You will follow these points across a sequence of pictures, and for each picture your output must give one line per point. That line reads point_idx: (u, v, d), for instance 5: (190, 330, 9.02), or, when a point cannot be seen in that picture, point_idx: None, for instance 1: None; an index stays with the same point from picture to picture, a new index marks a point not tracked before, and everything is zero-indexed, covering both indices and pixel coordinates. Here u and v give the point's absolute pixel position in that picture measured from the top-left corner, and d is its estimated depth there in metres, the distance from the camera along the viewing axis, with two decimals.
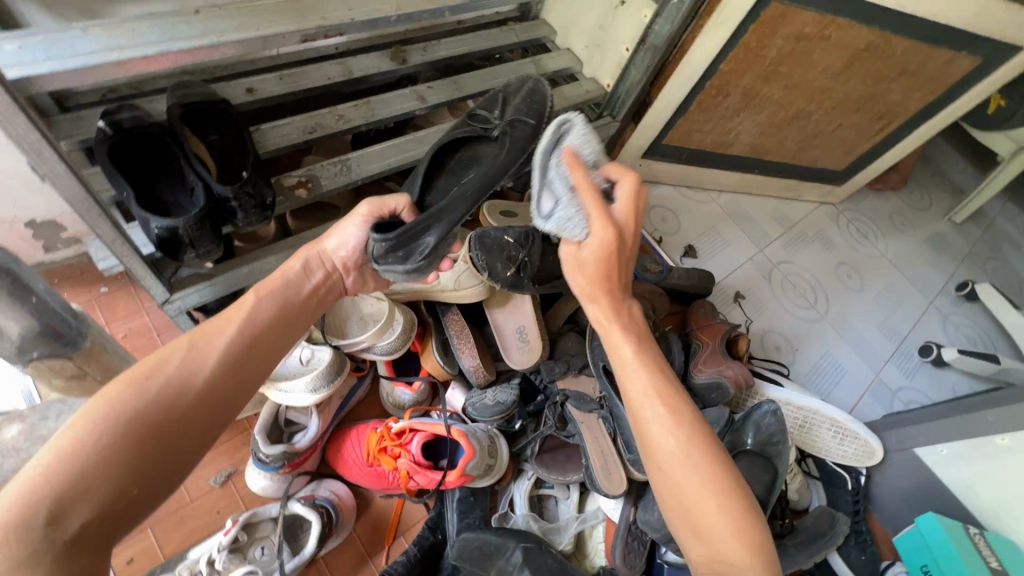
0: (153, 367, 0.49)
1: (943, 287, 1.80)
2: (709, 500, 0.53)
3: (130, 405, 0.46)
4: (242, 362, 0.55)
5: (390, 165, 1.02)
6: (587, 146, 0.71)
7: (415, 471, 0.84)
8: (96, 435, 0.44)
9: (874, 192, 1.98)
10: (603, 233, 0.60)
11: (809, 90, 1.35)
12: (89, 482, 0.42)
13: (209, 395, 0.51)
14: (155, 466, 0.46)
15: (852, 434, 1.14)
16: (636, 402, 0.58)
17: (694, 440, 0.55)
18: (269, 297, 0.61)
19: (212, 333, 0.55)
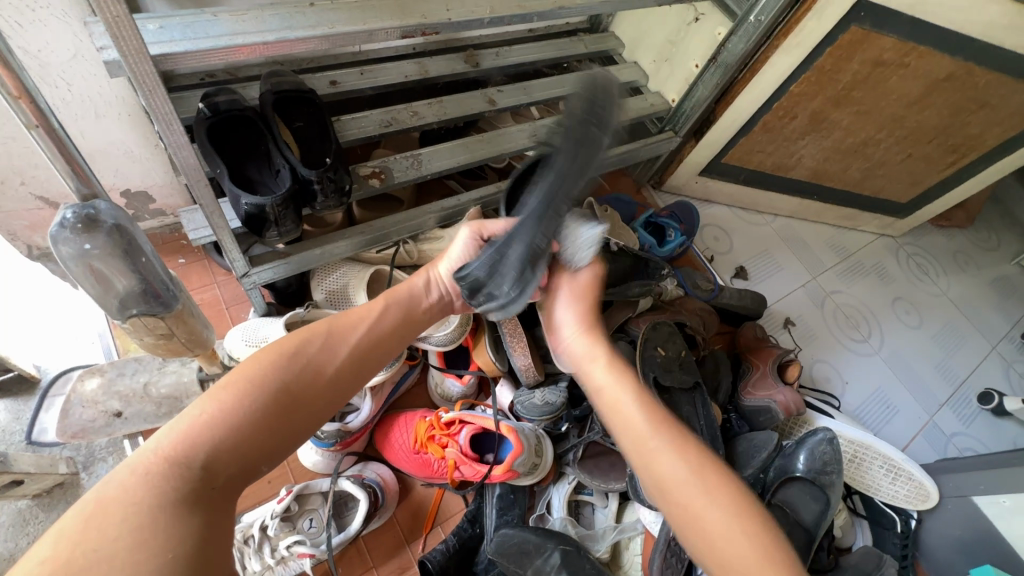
0: (297, 347, 0.57)
1: (1007, 333, 1.71)
2: (731, 523, 0.55)
3: (275, 378, 0.53)
4: (364, 360, 0.62)
5: (457, 163, 1.05)
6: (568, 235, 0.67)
7: (461, 461, 0.85)
8: (247, 399, 0.51)
9: (937, 228, 1.90)
10: (574, 314, 0.72)
11: (880, 117, 1.32)
12: (241, 439, 0.49)
13: (333, 382, 0.58)
14: (285, 435, 0.53)
15: (905, 474, 1.10)
16: (637, 437, 0.61)
17: (704, 469, 0.59)
18: (393, 305, 0.68)
19: (344, 325, 0.62)
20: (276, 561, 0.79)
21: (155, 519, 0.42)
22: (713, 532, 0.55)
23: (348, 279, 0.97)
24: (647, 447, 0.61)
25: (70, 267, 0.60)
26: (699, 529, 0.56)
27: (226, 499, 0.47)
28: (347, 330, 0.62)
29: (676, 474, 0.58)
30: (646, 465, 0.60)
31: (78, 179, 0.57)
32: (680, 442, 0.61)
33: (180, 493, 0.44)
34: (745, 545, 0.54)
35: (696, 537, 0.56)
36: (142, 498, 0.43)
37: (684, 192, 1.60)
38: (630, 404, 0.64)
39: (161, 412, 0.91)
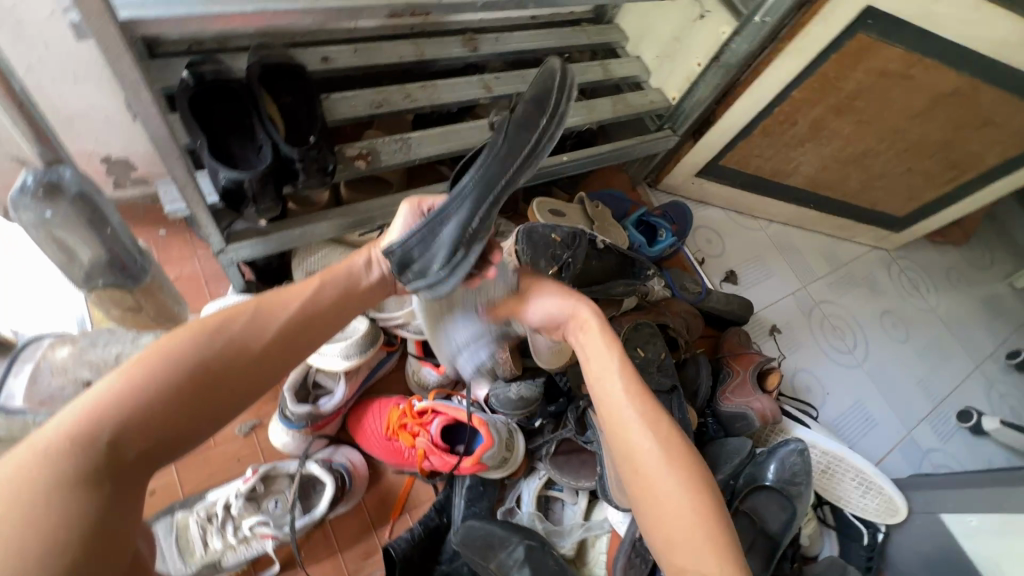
0: (222, 323, 0.56)
1: (992, 352, 1.72)
2: (682, 500, 0.61)
3: (190, 355, 0.54)
4: (289, 339, 0.61)
5: (447, 149, 1.03)
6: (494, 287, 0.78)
7: (431, 451, 0.85)
8: (160, 375, 0.51)
9: (932, 244, 1.89)
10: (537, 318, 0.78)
11: (882, 129, 1.30)
12: (149, 419, 0.50)
13: (256, 360, 0.58)
14: (200, 412, 0.53)
15: (876, 488, 1.10)
16: (614, 403, 0.67)
17: (670, 449, 0.63)
18: (330, 284, 0.66)
19: (277, 304, 0.61)
20: (238, 540, 0.79)
21: (53, 497, 0.43)
22: (665, 508, 0.61)
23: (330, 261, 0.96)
24: (623, 419, 0.66)
25: (33, 234, 0.59)
26: (653, 503, 0.62)
27: (135, 475, 0.49)
28: (278, 310, 0.61)
29: (642, 452, 0.64)
30: (621, 432, 0.66)
31: (40, 144, 0.55)
32: (651, 418, 0.66)
33: (81, 468, 0.45)
34: (693, 529, 0.59)
35: (653, 514, 0.62)
36: (39, 476, 0.43)
37: (679, 192, 1.59)
38: (605, 382, 0.69)
39: None
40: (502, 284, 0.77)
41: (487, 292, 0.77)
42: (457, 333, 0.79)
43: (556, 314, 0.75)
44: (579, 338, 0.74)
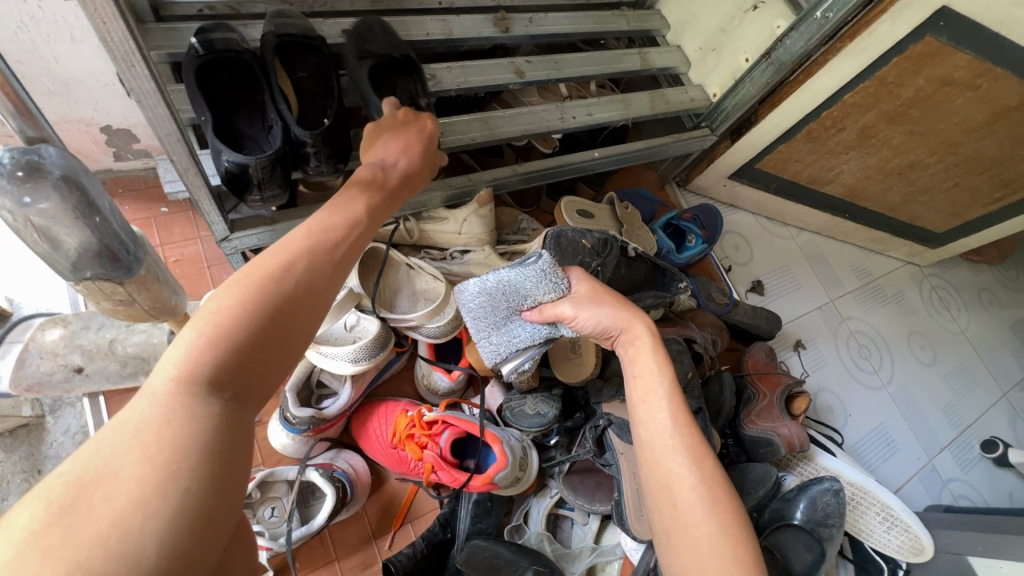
0: (292, 247, 0.49)
1: (1020, 379, 1.65)
2: (720, 552, 0.53)
3: (266, 277, 0.46)
4: (350, 248, 0.54)
5: (471, 140, 0.95)
6: (538, 286, 0.73)
7: (439, 466, 0.79)
8: (244, 303, 0.44)
9: (966, 262, 1.81)
10: (580, 327, 0.73)
11: (934, 142, 1.20)
12: (245, 350, 0.43)
13: (330, 273, 0.51)
14: (294, 332, 0.47)
15: (902, 525, 1.03)
16: (655, 431, 0.61)
17: (714, 491, 0.56)
18: (361, 194, 0.60)
19: (328, 219, 0.54)
20: None
21: (176, 437, 0.37)
22: (699, 553, 0.54)
23: None
24: (663, 451, 0.60)
25: (11, 222, 0.54)
26: (686, 544, 0.55)
27: (244, 404, 0.42)
28: (334, 225, 0.54)
29: (683, 486, 0.57)
30: (656, 466, 0.59)
31: (21, 119, 0.51)
32: (697, 451, 0.59)
33: (192, 409, 0.39)
34: None
35: (684, 557, 0.54)
36: (155, 426, 0.37)
37: (709, 193, 1.51)
38: (651, 409, 0.63)
39: (126, 372, 0.86)
40: (552, 291, 0.73)
41: (533, 297, 0.74)
42: (505, 336, 0.76)
43: (605, 328, 0.71)
44: (628, 353, 0.69)
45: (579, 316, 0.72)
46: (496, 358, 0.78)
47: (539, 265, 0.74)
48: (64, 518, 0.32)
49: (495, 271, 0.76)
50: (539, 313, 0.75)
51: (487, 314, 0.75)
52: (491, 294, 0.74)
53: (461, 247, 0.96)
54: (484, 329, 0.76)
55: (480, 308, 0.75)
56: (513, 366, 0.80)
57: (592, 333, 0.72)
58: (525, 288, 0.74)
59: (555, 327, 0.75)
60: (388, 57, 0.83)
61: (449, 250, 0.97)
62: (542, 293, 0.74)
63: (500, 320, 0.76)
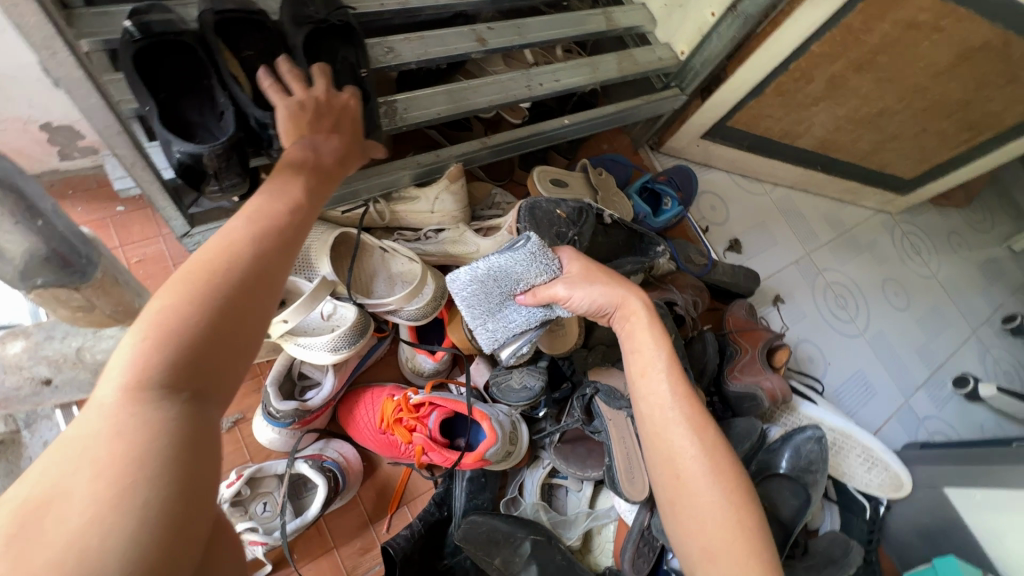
0: (232, 237, 0.47)
1: (988, 316, 1.70)
2: (724, 513, 0.56)
3: (206, 271, 0.44)
4: (295, 231, 0.52)
5: (436, 115, 0.92)
6: (529, 270, 0.73)
7: (429, 448, 0.79)
8: (186, 301, 0.42)
9: (935, 206, 1.84)
10: (575, 307, 0.72)
11: (902, 88, 1.20)
12: (198, 347, 0.41)
13: (276, 258, 0.49)
14: (247, 324, 0.45)
15: (880, 463, 1.10)
16: (654, 402, 0.62)
17: (717, 457, 0.58)
18: (299, 171, 0.57)
19: (269, 203, 0.52)
20: None
21: (129, 448, 0.35)
22: (703, 520, 0.56)
23: (311, 240, 0.85)
24: (664, 421, 0.61)
25: None
26: (689, 513, 0.57)
27: (205, 403, 0.41)
28: (277, 209, 0.52)
29: (685, 457, 0.59)
30: (657, 437, 0.61)
31: None
32: (697, 419, 0.60)
33: (145, 416, 0.37)
34: (738, 542, 0.54)
35: (688, 521, 0.57)
36: (106, 439, 0.35)
37: (683, 155, 1.49)
38: (650, 382, 0.64)
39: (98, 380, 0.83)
40: (544, 274, 0.73)
41: (525, 280, 0.73)
42: (501, 322, 0.75)
43: (598, 306, 0.71)
44: (626, 326, 0.70)
45: (573, 296, 0.71)
46: (494, 344, 0.77)
47: (529, 248, 0.73)
48: (18, 545, 0.31)
49: (486, 257, 0.74)
50: (532, 297, 0.74)
51: (480, 302, 0.74)
52: (482, 282, 0.73)
53: (436, 226, 0.94)
54: (479, 317, 0.75)
55: (473, 296, 0.73)
56: (510, 350, 0.79)
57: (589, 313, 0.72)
58: (517, 272, 0.73)
59: (551, 308, 0.75)
60: (326, 22, 0.79)
61: (422, 230, 0.95)
62: (535, 276, 0.73)
63: (494, 306, 0.75)
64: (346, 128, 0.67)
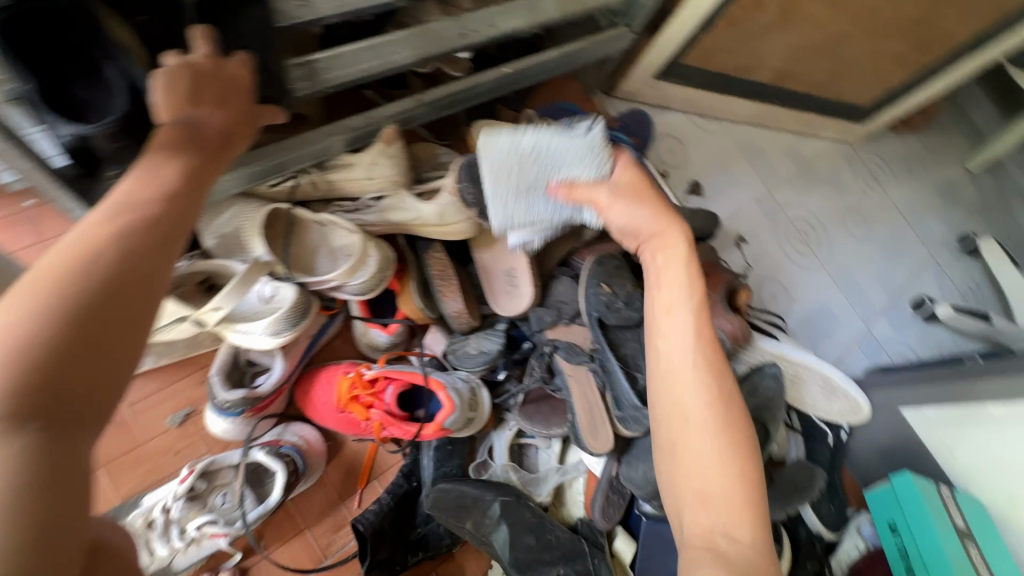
0: (86, 240, 0.43)
1: (945, 239, 1.72)
2: (716, 454, 0.57)
3: (55, 281, 0.40)
4: (169, 225, 0.48)
5: (365, 72, 0.83)
6: (580, 164, 0.74)
7: (388, 423, 0.78)
8: (32, 316, 0.38)
9: (893, 132, 1.83)
10: (612, 219, 0.72)
11: (853, 9, 1.16)
12: (49, 365, 0.37)
13: (143, 256, 0.45)
14: (113, 332, 0.41)
15: (841, 392, 1.12)
16: (673, 341, 0.62)
17: (725, 403, 0.58)
18: (177, 155, 0.54)
19: (138, 199, 0.48)
20: (187, 543, 0.73)
21: None
22: (701, 466, 0.56)
23: (241, 221, 0.81)
24: (678, 362, 0.61)
25: None
26: (688, 457, 0.57)
27: (64, 427, 0.38)
28: (146, 203, 0.48)
29: (695, 401, 0.59)
30: (669, 374, 0.61)
31: None
32: (716, 367, 0.60)
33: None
34: (729, 483, 0.55)
35: (684, 460, 0.57)
36: None
37: (638, 98, 1.43)
38: (671, 325, 0.63)
39: None
40: (593, 170, 0.74)
41: (572, 170, 0.74)
42: (529, 197, 0.76)
43: (634, 231, 0.70)
44: (657, 262, 0.67)
45: (612, 202, 0.71)
46: (505, 226, 0.77)
47: (588, 142, 0.75)
48: None
49: (544, 128, 0.75)
50: (562, 191, 0.75)
51: (512, 177, 0.75)
52: (522, 155, 0.74)
53: (375, 193, 0.88)
54: (511, 185, 0.75)
55: (518, 158, 0.74)
56: (519, 237, 0.79)
57: (623, 230, 0.72)
58: (568, 157, 0.74)
59: (582, 208, 0.76)
60: None
61: (361, 199, 0.89)
62: (582, 173, 0.74)
63: (533, 179, 0.75)
64: (235, 100, 0.62)
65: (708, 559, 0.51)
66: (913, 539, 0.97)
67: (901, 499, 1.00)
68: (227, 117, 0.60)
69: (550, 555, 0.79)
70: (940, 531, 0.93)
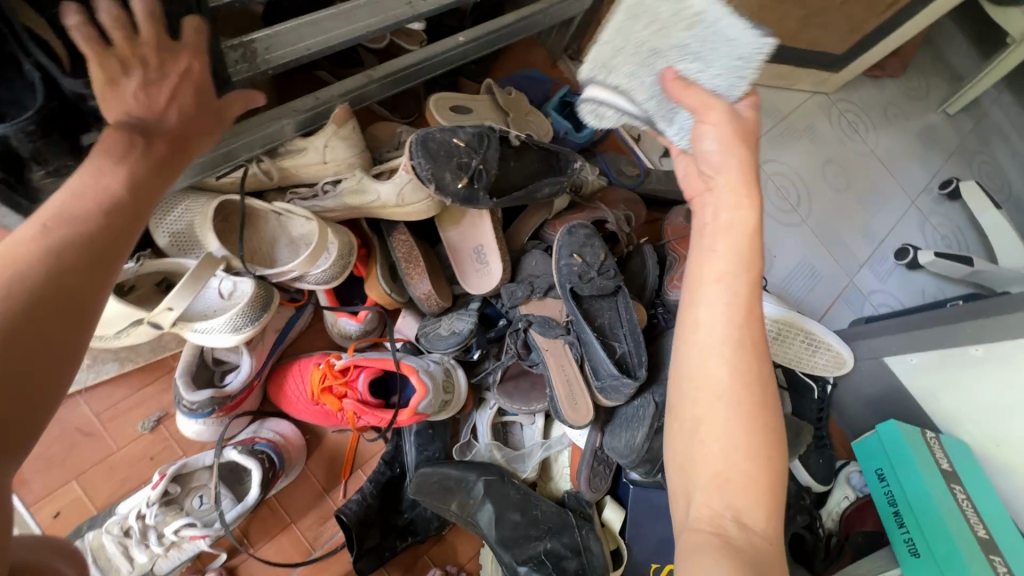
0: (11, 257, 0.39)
1: (926, 184, 1.70)
2: (734, 443, 0.48)
3: None
4: (110, 241, 0.44)
5: (307, 51, 0.79)
6: (719, 70, 0.58)
7: (361, 412, 0.76)
8: None
9: (870, 79, 1.79)
10: (718, 127, 0.55)
11: None
12: None
13: (77, 276, 0.41)
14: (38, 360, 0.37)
15: (824, 345, 1.11)
16: (710, 313, 0.50)
17: (756, 389, 0.49)
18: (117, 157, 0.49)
19: (75, 210, 0.44)
20: (166, 547, 0.73)
21: None
22: (720, 449, 0.48)
23: (192, 216, 0.79)
24: (708, 337, 0.50)
25: None
26: (704, 439, 0.49)
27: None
28: (81, 215, 0.44)
29: (728, 378, 0.49)
30: (699, 349, 0.51)
31: None
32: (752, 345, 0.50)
33: None
34: (749, 472, 0.48)
35: (699, 447, 0.50)
36: None
37: None
38: (720, 293, 0.51)
39: None
40: (726, 83, 0.58)
41: (707, 68, 0.58)
42: (639, 65, 0.61)
43: (719, 166, 0.54)
44: (722, 219, 0.53)
45: (717, 121, 0.55)
46: (595, 70, 0.63)
47: (749, 56, 0.57)
48: None
49: (730, 14, 0.59)
50: (666, 80, 0.59)
51: (642, 31, 0.60)
52: (673, 18, 0.60)
53: (332, 177, 0.85)
54: (632, 40, 0.61)
55: (663, 17, 0.60)
56: (593, 102, 0.64)
57: (721, 151, 0.54)
58: (716, 51, 0.58)
59: (680, 107, 0.59)
60: None
61: (319, 184, 0.85)
62: (715, 83, 0.58)
63: (660, 48, 0.60)
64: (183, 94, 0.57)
65: (715, 544, 0.45)
66: (899, 483, 0.98)
67: (892, 457, 1.01)
68: (179, 116, 0.57)
69: (537, 530, 0.79)
70: (926, 475, 0.94)
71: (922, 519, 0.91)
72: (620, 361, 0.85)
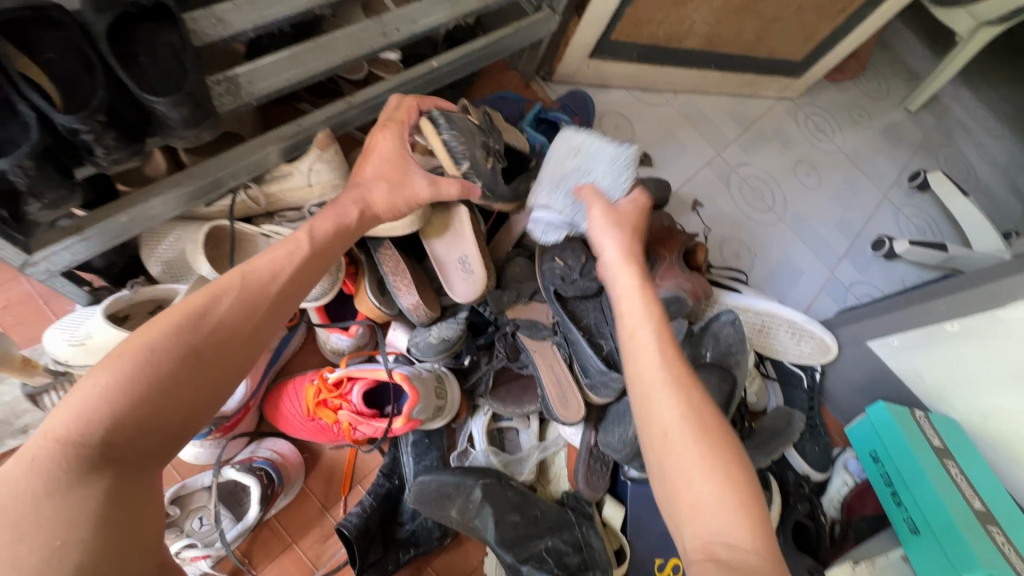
0: (209, 301, 0.53)
1: (896, 178, 1.76)
2: (704, 468, 0.51)
3: (184, 332, 0.50)
4: (278, 298, 0.59)
5: (289, 82, 0.84)
6: (605, 175, 0.79)
7: (358, 422, 0.78)
8: (158, 359, 0.48)
9: (831, 82, 1.87)
10: (603, 221, 0.73)
11: None
12: (152, 403, 0.46)
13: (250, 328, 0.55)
14: (201, 384, 0.50)
15: (808, 334, 1.15)
16: (639, 365, 0.59)
17: (700, 417, 0.54)
18: (334, 229, 0.67)
19: (254, 279, 0.57)
20: None
21: (51, 509, 0.38)
22: (701, 471, 0.51)
23: (184, 244, 0.82)
24: (649, 384, 0.57)
25: None
26: (684, 473, 0.52)
27: (138, 465, 0.44)
28: (254, 286, 0.57)
29: (677, 421, 0.54)
30: (641, 400, 0.58)
31: None
32: (683, 382, 0.57)
33: (81, 482, 0.40)
34: (719, 493, 0.50)
35: (672, 468, 0.52)
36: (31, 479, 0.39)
37: (577, 79, 1.45)
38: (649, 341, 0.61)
39: None
40: (612, 183, 0.79)
41: (600, 174, 0.80)
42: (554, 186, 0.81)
43: (606, 246, 0.71)
44: (617, 287, 0.68)
45: (598, 212, 0.74)
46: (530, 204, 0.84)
47: (621, 160, 0.80)
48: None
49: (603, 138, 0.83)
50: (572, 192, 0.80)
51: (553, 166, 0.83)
52: (569, 151, 0.83)
53: (318, 199, 0.90)
54: (548, 173, 0.83)
55: (562, 153, 0.84)
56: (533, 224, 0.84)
57: (606, 243, 0.72)
58: (600, 162, 0.81)
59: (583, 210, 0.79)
60: (133, 5, 0.63)
61: (305, 207, 0.91)
62: (605, 185, 0.79)
63: (566, 172, 0.82)
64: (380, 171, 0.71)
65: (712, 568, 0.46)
66: (893, 462, 0.99)
67: (886, 438, 1.02)
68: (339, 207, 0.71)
69: (537, 529, 0.80)
70: (921, 457, 0.94)
71: (920, 499, 0.92)
72: (607, 358, 0.88)
